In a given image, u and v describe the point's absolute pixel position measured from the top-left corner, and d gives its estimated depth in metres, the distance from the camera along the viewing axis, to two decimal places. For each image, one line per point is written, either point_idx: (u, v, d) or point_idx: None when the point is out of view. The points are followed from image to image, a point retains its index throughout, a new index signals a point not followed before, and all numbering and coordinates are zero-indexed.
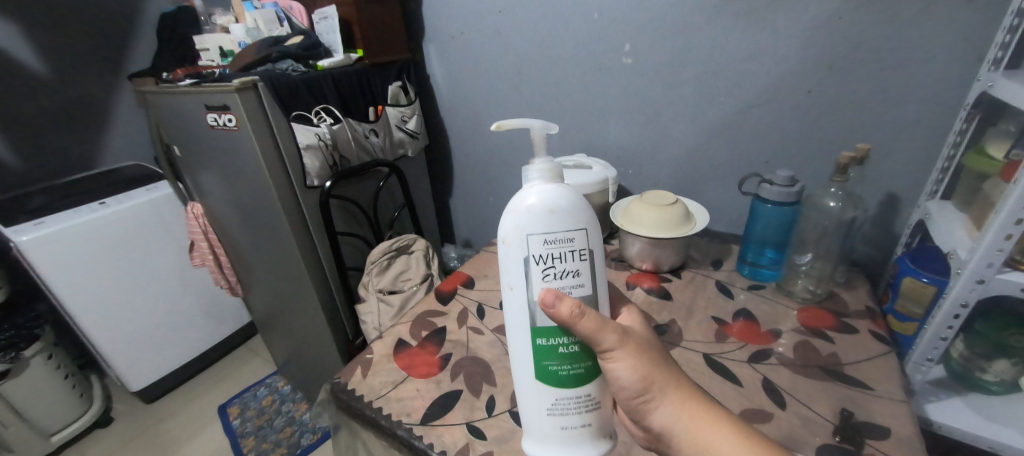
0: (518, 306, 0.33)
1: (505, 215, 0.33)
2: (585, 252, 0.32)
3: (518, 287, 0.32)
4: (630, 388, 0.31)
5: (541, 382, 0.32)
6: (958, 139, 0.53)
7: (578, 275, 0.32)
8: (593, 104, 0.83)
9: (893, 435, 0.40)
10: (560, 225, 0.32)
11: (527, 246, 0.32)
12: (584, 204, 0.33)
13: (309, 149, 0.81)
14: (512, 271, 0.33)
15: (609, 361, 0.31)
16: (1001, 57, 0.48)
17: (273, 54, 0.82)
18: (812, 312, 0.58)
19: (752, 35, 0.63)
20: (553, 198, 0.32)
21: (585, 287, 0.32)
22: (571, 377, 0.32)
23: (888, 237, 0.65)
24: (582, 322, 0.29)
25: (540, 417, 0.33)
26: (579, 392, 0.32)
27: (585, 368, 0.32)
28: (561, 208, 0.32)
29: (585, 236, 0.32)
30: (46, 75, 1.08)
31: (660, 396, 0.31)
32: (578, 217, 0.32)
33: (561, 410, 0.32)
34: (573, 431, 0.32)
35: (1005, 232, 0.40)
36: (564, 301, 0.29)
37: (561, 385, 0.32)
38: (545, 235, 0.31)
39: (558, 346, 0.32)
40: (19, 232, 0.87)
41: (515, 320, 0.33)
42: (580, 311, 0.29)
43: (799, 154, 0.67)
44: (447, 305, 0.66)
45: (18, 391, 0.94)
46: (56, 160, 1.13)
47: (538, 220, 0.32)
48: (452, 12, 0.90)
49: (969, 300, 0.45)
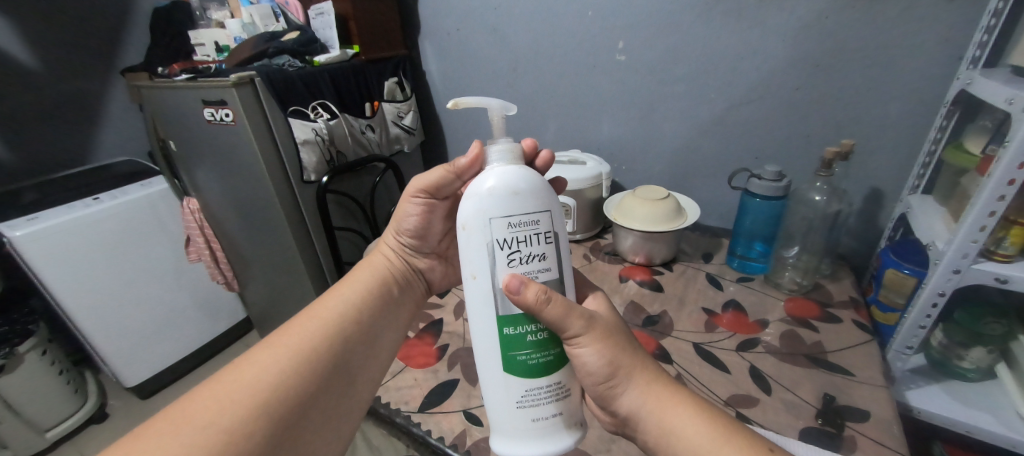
0: (484, 293, 0.33)
1: (467, 200, 0.34)
2: (550, 235, 0.34)
3: (485, 273, 0.33)
4: (596, 373, 0.31)
5: (510, 373, 0.33)
6: (938, 135, 0.55)
7: (544, 258, 0.33)
8: (587, 101, 0.84)
9: (872, 418, 0.42)
10: (522, 207, 0.33)
11: (491, 231, 0.32)
12: (546, 187, 0.35)
13: (306, 144, 0.83)
14: (476, 257, 0.33)
15: (575, 347, 0.32)
16: (978, 56, 0.50)
17: (269, 49, 0.83)
18: (798, 302, 0.61)
19: (742, 34, 0.64)
20: (516, 180, 0.33)
21: (551, 271, 0.33)
22: (539, 366, 0.33)
23: (874, 231, 0.67)
24: (548, 308, 0.30)
25: (510, 410, 0.33)
26: (549, 381, 0.33)
27: (554, 355, 0.33)
28: (524, 190, 0.33)
29: (549, 219, 0.34)
30: (38, 70, 1.07)
31: (626, 381, 0.30)
32: (540, 199, 0.34)
33: (531, 402, 0.33)
34: (545, 421, 0.33)
35: (979, 224, 0.42)
36: (530, 287, 0.31)
37: (531, 374, 0.33)
38: (508, 218, 0.32)
39: (527, 334, 0.33)
40: (12, 227, 0.87)
41: (483, 308, 0.34)
42: (546, 296, 0.30)
43: (786, 151, 0.69)
44: (444, 297, 0.67)
45: (11, 387, 0.94)
46: (49, 155, 1.12)
47: (501, 203, 0.33)
48: (449, 8, 0.90)
49: (946, 289, 0.46)
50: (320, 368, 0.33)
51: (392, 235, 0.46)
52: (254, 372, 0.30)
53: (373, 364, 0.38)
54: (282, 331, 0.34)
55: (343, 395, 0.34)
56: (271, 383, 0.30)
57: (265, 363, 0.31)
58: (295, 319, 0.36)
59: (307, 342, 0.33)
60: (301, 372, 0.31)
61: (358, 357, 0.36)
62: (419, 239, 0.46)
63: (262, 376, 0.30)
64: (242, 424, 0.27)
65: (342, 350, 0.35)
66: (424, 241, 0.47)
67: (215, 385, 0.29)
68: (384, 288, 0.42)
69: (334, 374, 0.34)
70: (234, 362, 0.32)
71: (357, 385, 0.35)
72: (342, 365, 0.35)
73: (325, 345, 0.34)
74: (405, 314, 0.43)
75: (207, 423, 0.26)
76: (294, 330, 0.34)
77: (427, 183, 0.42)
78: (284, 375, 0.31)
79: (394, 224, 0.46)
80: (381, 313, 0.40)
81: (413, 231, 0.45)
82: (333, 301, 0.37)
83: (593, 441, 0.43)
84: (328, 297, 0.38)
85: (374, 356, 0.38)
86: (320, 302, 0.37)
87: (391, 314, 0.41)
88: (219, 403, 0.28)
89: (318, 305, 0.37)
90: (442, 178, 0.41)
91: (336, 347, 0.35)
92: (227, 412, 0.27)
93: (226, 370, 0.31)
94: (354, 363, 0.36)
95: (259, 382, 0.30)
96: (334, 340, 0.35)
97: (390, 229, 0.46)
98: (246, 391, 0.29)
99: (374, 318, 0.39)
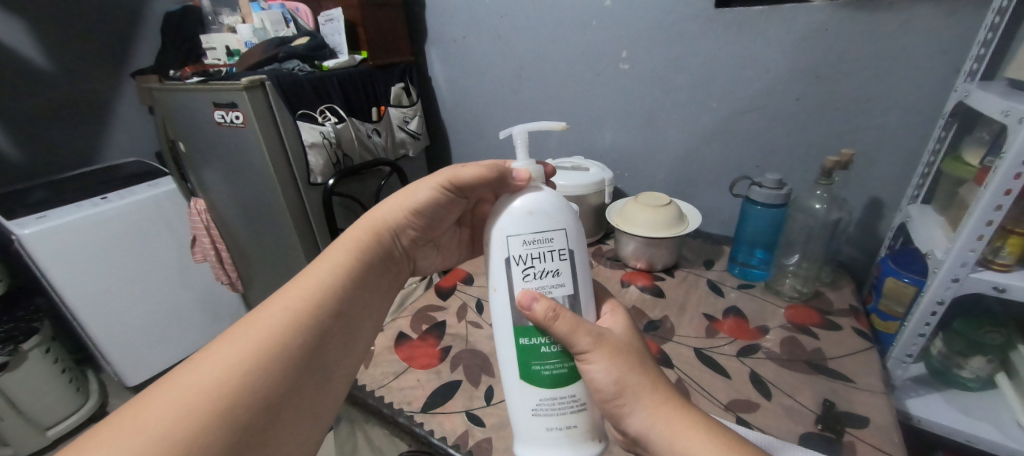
0: (501, 306, 0.35)
1: (491, 220, 0.37)
2: (565, 252, 0.34)
3: (502, 287, 0.35)
4: (604, 390, 0.31)
5: (526, 381, 0.34)
6: (937, 146, 0.56)
7: (558, 274, 0.34)
8: (590, 108, 0.85)
9: (871, 423, 0.43)
10: (538, 226, 0.34)
11: (508, 247, 0.34)
12: (566, 207, 0.36)
13: (313, 147, 0.84)
14: (497, 273, 0.35)
15: (586, 363, 0.32)
16: (976, 69, 0.51)
17: (279, 54, 0.84)
18: (799, 310, 0.61)
19: (744, 44, 0.65)
20: (534, 201, 0.35)
21: (565, 286, 0.34)
22: (554, 377, 0.33)
23: (874, 240, 0.68)
24: (557, 323, 0.31)
25: (526, 417, 0.34)
26: (564, 392, 0.33)
27: (569, 368, 0.33)
28: (540, 210, 0.35)
29: (564, 237, 0.35)
30: (51, 72, 1.09)
31: (635, 401, 0.30)
32: (557, 218, 0.35)
33: (545, 411, 0.34)
34: (558, 432, 0.33)
35: (976, 233, 0.42)
36: (541, 302, 0.32)
37: (546, 384, 0.33)
38: (524, 236, 0.34)
39: (541, 346, 0.33)
40: (21, 225, 0.88)
41: (502, 320, 0.35)
42: (554, 313, 0.31)
43: (785, 160, 0.70)
44: (447, 300, 0.67)
45: (13, 384, 0.94)
46: (59, 155, 1.14)
47: (516, 223, 0.35)
48: (455, 16, 0.92)
49: (945, 298, 0.47)
50: (289, 366, 0.31)
51: (392, 209, 0.43)
52: (217, 373, 0.28)
53: (345, 360, 0.36)
54: (252, 322, 0.32)
55: (313, 393, 0.33)
56: (236, 383, 0.28)
57: (229, 362, 0.28)
58: (262, 310, 0.33)
59: (278, 337, 0.31)
60: (268, 372, 0.29)
61: (329, 353, 0.34)
62: (420, 220, 0.45)
63: (225, 376, 0.28)
64: (204, 428, 0.25)
65: (316, 345, 0.33)
66: (424, 223, 0.45)
67: (176, 384, 0.27)
68: (363, 274, 0.39)
69: (305, 372, 0.32)
70: (198, 358, 0.29)
71: (330, 378, 0.34)
72: (313, 362, 0.33)
73: (295, 341, 0.32)
74: (382, 305, 0.41)
75: (163, 430, 0.24)
76: (262, 324, 0.31)
77: (463, 180, 0.41)
78: (250, 376, 0.29)
79: (401, 199, 0.44)
80: (356, 304, 0.38)
81: (423, 211, 0.44)
82: (305, 291, 0.35)
83: None
84: (299, 286, 0.35)
85: (348, 349, 0.37)
86: (291, 293, 0.34)
87: (366, 305, 0.39)
88: (177, 402, 0.26)
89: (288, 295, 0.34)
90: (478, 183, 0.40)
91: (308, 343, 0.33)
92: (189, 412, 0.25)
93: (186, 368, 0.28)
94: (325, 359, 0.34)
95: (223, 382, 0.27)
96: (305, 336, 0.33)
97: (392, 206, 0.43)
98: (209, 394, 0.27)
99: (349, 311, 0.37)
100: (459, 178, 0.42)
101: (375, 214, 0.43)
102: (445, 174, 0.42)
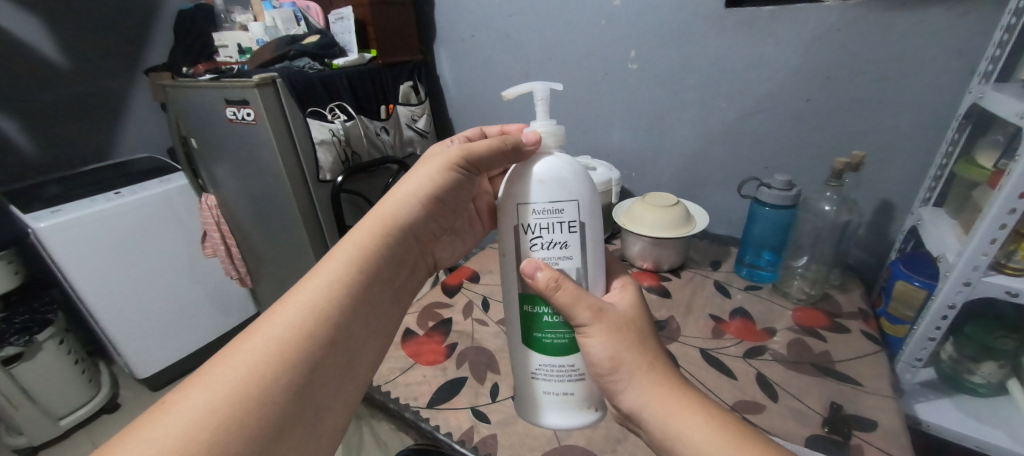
0: (510, 273, 0.36)
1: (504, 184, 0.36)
2: (574, 224, 0.34)
3: (510, 254, 0.36)
4: (599, 365, 0.32)
5: (528, 346, 0.36)
6: (950, 149, 0.55)
7: (566, 246, 0.34)
8: (598, 109, 0.85)
9: (879, 427, 0.42)
10: (549, 195, 0.34)
11: (518, 215, 0.35)
12: (582, 177, 0.35)
13: (323, 144, 0.85)
14: (506, 239, 0.36)
15: (584, 337, 0.32)
16: (991, 70, 0.50)
17: (290, 52, 0.86)
18: (807, 312, 0.61)
19: (754, 45, 0.65)
20: (548, 168, 0.34)
21: (573, 259, 0.34)
22: (554, 346, 0.35)
23: (884, 243, 0.67)
24: (557, 294, 0.32)
25: (527, 379, 0.37)
26: (562, 362, 0.35)
27: (569, 339, 0.34)
28: (553, 178, 0.34)
29: (575, 208, 0.34)
30: (67, 69, 1.11)
31: (629, 379, 0.30)
32: (570, 188, 0.34)
33: (543, 376, 0.36)
34: (555, 397, 0.36)
35: (990, 236, 0.42)
36: (544, 272, 0.32)
37: (545, 352, 0.35)
38: (534, 205, 0.34)
39: (543, 315, 0.34)
40: (37, 219, 0.90)
41: (510, 287, 0.36)
42: (556, 284, 0.32)
43: (794, 162, 0.69)
44: (453, 297, 0.68)
45: (28, 374, 0.96)
46: (74, 151, 1.16)
47: (526, 191, 0.34)
48: (464, 15, 0.93)
49: (956, 301, 0.46)
50: (273, 409, 0.27)
51: (402, 199, 0.39)
52: (185, 425, 0.24)
53: (347, 386, 0.32)
54: (231, 355, 0.28)
55: (306, 433, 0.28)
56: (206, 439, 0.24)
57: (199, 412, 0.25)
58: (246, 340, 0.29)
59: (259, 374, 0.27)
60: (250, 419, 0.26)
61: (326, 384, 0.30)
62: (436, 207, 0.41)
63: (192, 430, 0.24)
64: None
65: (308, 376, 0.29)
66: (440, 209, 0.42)
67: (141, 439, 0.23)
68: (368, 284, 0.35)
69: (295, 411, 0.28)
70: (166, 401, 0.26)
71: (326, 410, 0.30)
72: (306, 399, 0.29)
73: (281, 377, 0.28)
74: (393, 317, 0.37)
75: None
76: (244, 356, 0.28)
77: (477, 156, 0.38)
78: (224, 427, 0.25)
79: (408, 186, 0.39)
80: (359, 323, 0.33)
81: (432, 201, 0.40)
82: (294, 314, 0.30)
83: (599, 441, 0.42)
84: (288, 308, 0.31)
85: (349, 373, 0.32)
86: (279, 317, 0.30)
87: (373, 320, 0.35)
88: None
89: (276, 320, 0.30)
90: (495, 158, 0.37)
91: (297, 378, 0.28)
92: None
93: (154, 417, 0.25)
94: (321, 392, 0.30)
95: (193, 438, 0.24)
96: (293, 370, 0.28)
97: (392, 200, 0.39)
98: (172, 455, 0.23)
99: (349, 333, 0.32)
100: (472, 152, 0.38)
101: (382, 211, 0.38)
102: (456, 150, 0.39)
